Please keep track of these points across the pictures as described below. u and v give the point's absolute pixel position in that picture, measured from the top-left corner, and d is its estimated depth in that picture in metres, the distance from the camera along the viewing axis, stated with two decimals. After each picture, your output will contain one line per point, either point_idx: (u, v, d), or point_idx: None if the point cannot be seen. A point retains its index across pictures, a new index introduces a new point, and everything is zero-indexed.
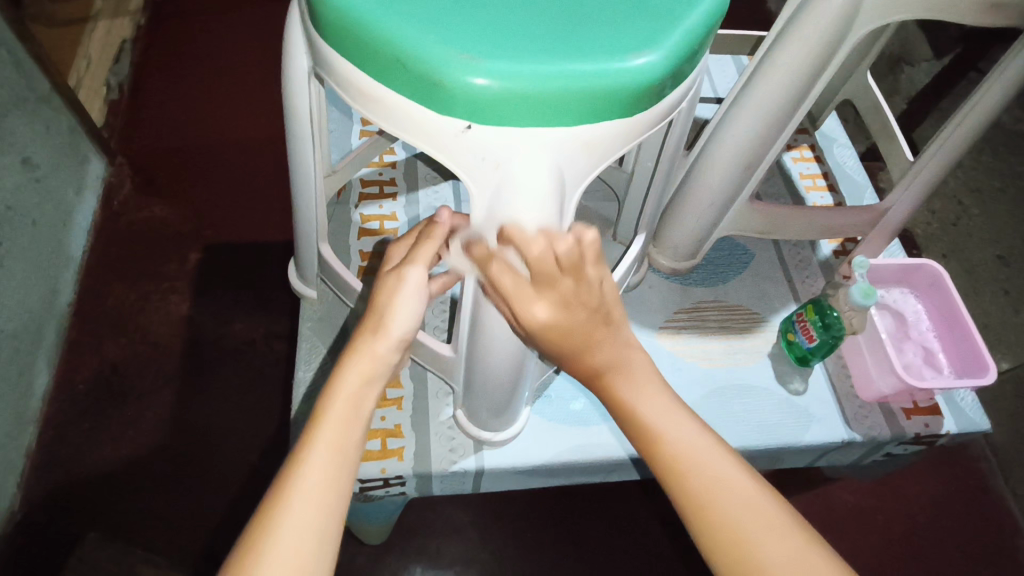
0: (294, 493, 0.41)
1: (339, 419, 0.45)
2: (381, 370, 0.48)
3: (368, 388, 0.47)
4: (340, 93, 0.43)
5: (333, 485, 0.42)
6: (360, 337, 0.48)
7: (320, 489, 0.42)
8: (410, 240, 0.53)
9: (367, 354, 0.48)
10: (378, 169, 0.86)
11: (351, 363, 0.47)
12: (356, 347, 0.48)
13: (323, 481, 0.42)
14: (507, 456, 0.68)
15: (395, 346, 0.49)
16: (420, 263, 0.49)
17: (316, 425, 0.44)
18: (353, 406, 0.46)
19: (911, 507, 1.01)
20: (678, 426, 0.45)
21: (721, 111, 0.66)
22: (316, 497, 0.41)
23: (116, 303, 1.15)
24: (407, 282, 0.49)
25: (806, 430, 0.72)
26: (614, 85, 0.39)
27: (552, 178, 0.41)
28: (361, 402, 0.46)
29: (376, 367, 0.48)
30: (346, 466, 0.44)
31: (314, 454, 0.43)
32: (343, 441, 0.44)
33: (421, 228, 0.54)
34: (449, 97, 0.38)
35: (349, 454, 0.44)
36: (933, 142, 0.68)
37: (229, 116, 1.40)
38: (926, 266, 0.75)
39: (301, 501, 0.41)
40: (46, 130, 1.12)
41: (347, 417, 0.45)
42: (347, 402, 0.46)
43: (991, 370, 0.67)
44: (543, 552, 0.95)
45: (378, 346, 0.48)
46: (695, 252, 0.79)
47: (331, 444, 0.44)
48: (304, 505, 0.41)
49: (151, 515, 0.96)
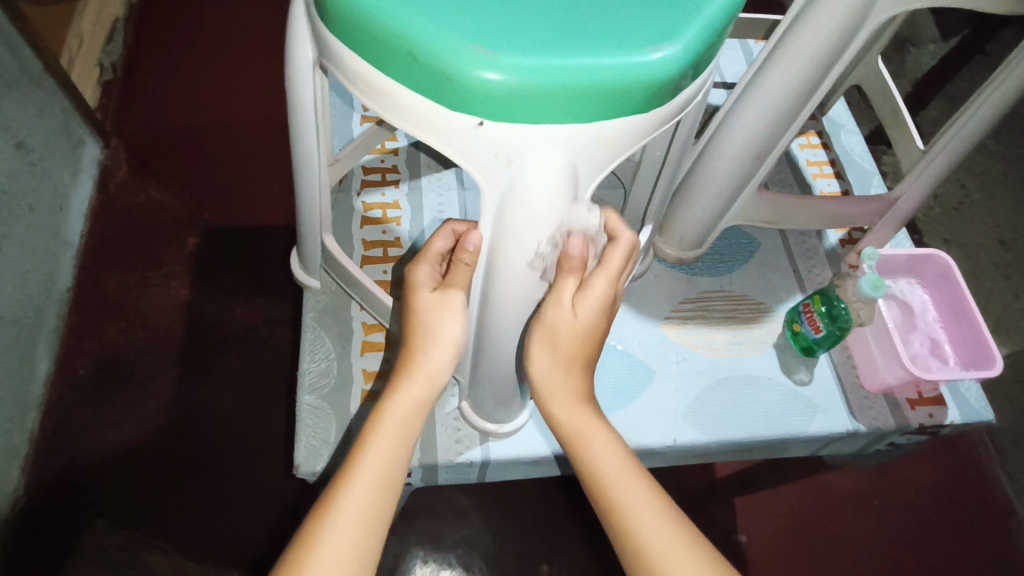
0: (341, 511, 0.44)
1: (387, 442, 0.48)
2: (433, 391, 0.52)
3: (418, 413, 0.50)
4: (346, 85, 0.42)
5: (376, 508, 0.45)
6: (410, 362, 0.51)
7: (367, 511, 0.45)
8: (432, 259, 0.54)
9: (421, 377, 0.51)
10: (380, 156, 0.85)
11: (401, 386, 0.51)
12: (410, 370, 0.51)
13: (369, 503, 0.45)
14: (513, 447, 0.68)
15: (449, 360, 0.52)
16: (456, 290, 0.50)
17: (366, 446, 0.48)
18: (404, 430, 0.49)
19: (910, 490, 1.02)
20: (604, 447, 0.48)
21: (731, 99, 0.64)
22: (360, 518, 0.44)
23: (115, 288, 1.14)
24: (449, 310, 0.50)
25: (811, 420, 0.72)
26: (630, 79, 0.37)
27: (566, 173, 0.40)
28: (409, 427, 0.50)
29: (427, 390, 0.51)
30: (391, 491, 0.47)
31: (363, 476, 0.46)
32: (391, 465, 0.47)
33: (440, 243, 0.54)
34: (459, 91, 0.37)
35: (393, 478, 0.47)
36: (947, 131, 0.67)
37: (225, 98, 1.38)
38: (934, 256, 0.75)
39: (346, 520, 0.44)
40: (38, 112, 1.10)
41: (394, 439, 0.49)
42: (395, 424, 0.49)
43: (998, 362, 0.67)
44: (545, 536, 0.96)
45: (430, 365, 0.51)
46: (702, 241, 0.79)
47: (380, 467, 0.47)
48: (351, 524, 0.44)
49: (155, 500, 0.96)
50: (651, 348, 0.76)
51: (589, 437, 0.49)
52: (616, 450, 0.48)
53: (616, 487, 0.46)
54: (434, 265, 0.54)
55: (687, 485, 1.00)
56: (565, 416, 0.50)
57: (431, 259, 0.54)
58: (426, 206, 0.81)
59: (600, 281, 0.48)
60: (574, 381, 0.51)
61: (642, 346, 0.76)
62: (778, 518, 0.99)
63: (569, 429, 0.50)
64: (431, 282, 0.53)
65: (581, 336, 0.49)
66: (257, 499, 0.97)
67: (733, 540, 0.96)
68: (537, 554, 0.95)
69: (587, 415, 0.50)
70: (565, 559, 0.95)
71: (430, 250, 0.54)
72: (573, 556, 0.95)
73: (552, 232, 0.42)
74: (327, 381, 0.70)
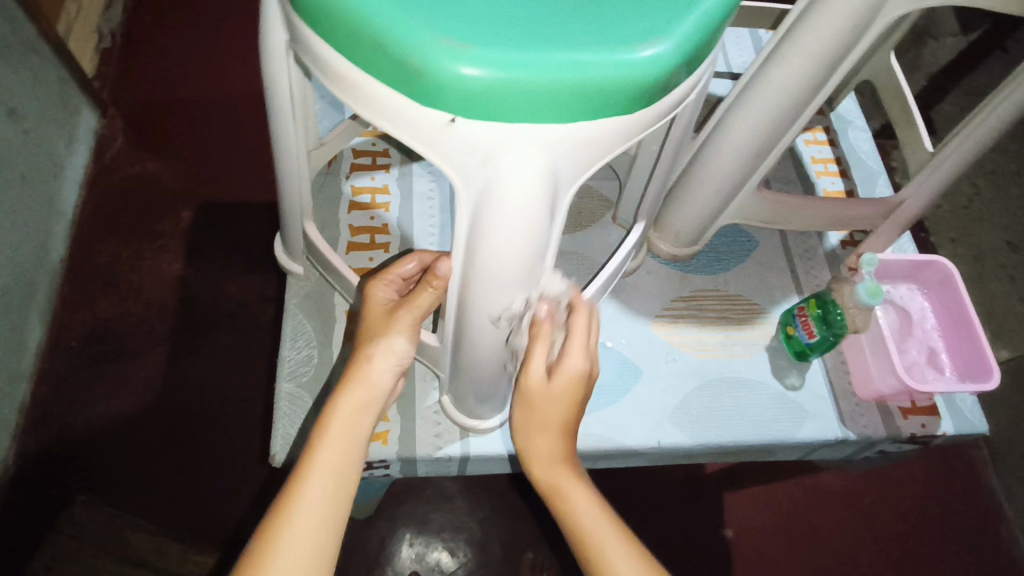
0: (298, 509, 0.45)
1: (339, 440, 0.49)
2: (376, 399, 0.52)
3: (363, 414, 0.51)
4: (316, 72, 0.40)
5: (332, 504, 0.46)
6: (356, 365, 0.52)
7: (324, 507, 0.46)
8: (393, 280, 0.57)
9: (362, 382, 0.52)
10: (372, 139, 0.83)
11: (347, 391, 0.51)
12: (353, 376, 0.52)
13: (322, 503, 0.46)
14: (493, 444, 0.66)
15: (391, 371, 0.53)
16: (413, 307, 0.52)
17: (316, 449, 0.48)
18: (352, 430, 0.50)
19: (901, 494, 1.01)
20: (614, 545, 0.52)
21: (733, 94, 0.62)
22: (313, 518, 0.45)
23: (108, 261, 1.13)
24: (399, 322, 0.52)
25: (800, 426, 0.71)
26: (614, 78, 0.35)
27: (544, 176, 0.38)
28: (356, 427, 0.50)
29: (372, 396, 0.52)
30: (345, 485, 0.48)
31: (318, 474, 0.47)
32: (344, 462, 0.48)
33: (407, 267, 0.57)
34: (431, 86, 0.35)
35: (345, 476, 0.48)
36: (957, 133, 0.64)
37: (223, 68, 1.35)
38: (936, 263, 0.72)
39: (303, 518, 0.45)
40: (32, 80, 1.07)
41: (345, 437, 0.50)
42: (344, 423, 0.50)
43: (995, 376, 0.65)
44: (532, 524, 0.96)
45: (373, 373, 0.52)
46: (697, 238, 0.77)
47: (331, 465, 0.48)
48: (309, 522, 0.45)
49: (142, 476, 0.96)
50: (640, 346, 0.74)
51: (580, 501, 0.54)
52: (627, 554, 0.51)
53: None
54: (394, 285, 0.57)
55: (677, 479, 1.00)
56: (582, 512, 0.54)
57: (392, 280, 0.57)
58: (416, 192, 0.79)
59: (572, 355, 0.53)
60: (559, 444, 0.55)
61: (630, 345, 0.74)
62: (765, 514, 0.98)
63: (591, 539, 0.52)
64: (386, 299, 0.56)
65: (563, 410, 0.54)
66: (246, 477, 0.97)
67: (719, 537, 0.96)
68: (522, 544, 0.95)
69: (567, 474, 0.55)
70: (550, 549, 0.94)
71: (393, 272, 0.57)
72: (557, 547, 0.94)
73: (530, 239, 0.40)
74: (307, 370, 0.68)
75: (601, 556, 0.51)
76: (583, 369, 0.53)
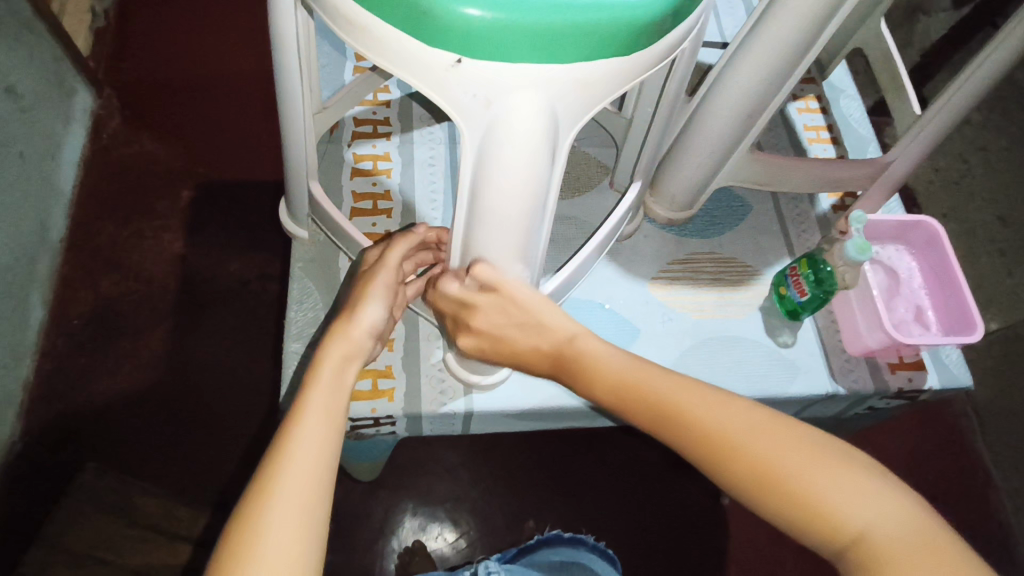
0: (293, 455, 0.43)
1: (328, 386, 0.48)
2: (361, 352, 0.52)
3: (348, 365, 0.51)
4: (326, 20, 0.41)
5: (325, 441, 0.45)
6: (338, 322, 0.53)
7: (318, 446, 0.44)
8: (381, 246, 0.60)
9: (345, 336, 0.52)
10: (372, 108, 0.84)
11: (332, 344, 0.51)
12: (336, 331, 0.52)
13: (317, 440, 0.44)
14: (496, 400, 0.68)
15: (372, 330, 0.53)
16: (390, 261, 0.57)
17: (306, 394, 0.47)
18: (338, 377, 0.49)
19: (890, 458, 1.04)
20: (684, 386, 0.45)
21: (726, 56, 0.63)
22: (311, 455, 0.44)
23: (109, 240, 1.14)
24: (378, 277, 0.56)
25: (792, 382, 0.73)
26: (613, 19, 0.38)
27: (545, 117, 0.40)
28: (343, 376, 0.50)
29: (358, 346, 0.52)
30: (336, 426, 0.46)
31: (310, 418, 0.46)
32: (333, 407, 0.47)
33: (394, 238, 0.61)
34: (439, 28, 0.37)
35: (336, 417, 0.47)
36: (944, 94, 0.65)
37: (218, 48, 1.35)
38: (924, 223, 0.74)
39: (298, 457, 0.43)
40: (29, 58, 1.07)
41: (333, 385, 0.49)
42: (331, 373, 0.49)
43: (978, 329, 0.68)
44: (531, 490, 0.98)
45: (359, 327, 0.52)
46: (692, 202, 0.79)
47: (320, 412, 0.46)
48: (304, 459, 0.43)
49: (148, 447, 0.98)
50: (637, 308, 0.76)
51: (594, 353, 0.50)
52: (710, 400, 0.44)
53: (695, 416, 0.43)
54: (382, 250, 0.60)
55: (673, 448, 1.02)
56: (609, 371, 0.48)
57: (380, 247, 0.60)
58: (416, 160, 0.80)
59: (468, 331, 0.54)
60: (532, 358, 0.53)
61: (628, 306, 0.76)
62: None
63: (633, 388, 0.47)
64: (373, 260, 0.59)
65: (502, 339, 0.53)
66: (250, 448, 0.99)
67: (714, 505, 0.98)
68: (524, 510, 0.97)
69: (556, 360, 0.51)
70: (550, 514, 0.97)
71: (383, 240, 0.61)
72: (557, 513, 0.97)
73: (532, 179, 0.42)
74: (313, 330, 0.70)
75: (651, 401, 0.45)
76: (470, 339, 0.54)
